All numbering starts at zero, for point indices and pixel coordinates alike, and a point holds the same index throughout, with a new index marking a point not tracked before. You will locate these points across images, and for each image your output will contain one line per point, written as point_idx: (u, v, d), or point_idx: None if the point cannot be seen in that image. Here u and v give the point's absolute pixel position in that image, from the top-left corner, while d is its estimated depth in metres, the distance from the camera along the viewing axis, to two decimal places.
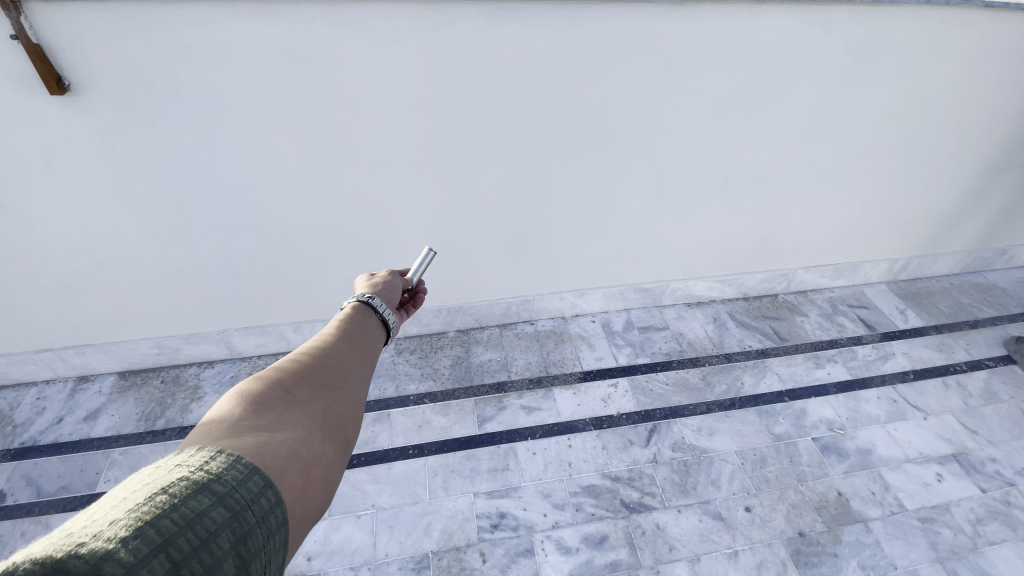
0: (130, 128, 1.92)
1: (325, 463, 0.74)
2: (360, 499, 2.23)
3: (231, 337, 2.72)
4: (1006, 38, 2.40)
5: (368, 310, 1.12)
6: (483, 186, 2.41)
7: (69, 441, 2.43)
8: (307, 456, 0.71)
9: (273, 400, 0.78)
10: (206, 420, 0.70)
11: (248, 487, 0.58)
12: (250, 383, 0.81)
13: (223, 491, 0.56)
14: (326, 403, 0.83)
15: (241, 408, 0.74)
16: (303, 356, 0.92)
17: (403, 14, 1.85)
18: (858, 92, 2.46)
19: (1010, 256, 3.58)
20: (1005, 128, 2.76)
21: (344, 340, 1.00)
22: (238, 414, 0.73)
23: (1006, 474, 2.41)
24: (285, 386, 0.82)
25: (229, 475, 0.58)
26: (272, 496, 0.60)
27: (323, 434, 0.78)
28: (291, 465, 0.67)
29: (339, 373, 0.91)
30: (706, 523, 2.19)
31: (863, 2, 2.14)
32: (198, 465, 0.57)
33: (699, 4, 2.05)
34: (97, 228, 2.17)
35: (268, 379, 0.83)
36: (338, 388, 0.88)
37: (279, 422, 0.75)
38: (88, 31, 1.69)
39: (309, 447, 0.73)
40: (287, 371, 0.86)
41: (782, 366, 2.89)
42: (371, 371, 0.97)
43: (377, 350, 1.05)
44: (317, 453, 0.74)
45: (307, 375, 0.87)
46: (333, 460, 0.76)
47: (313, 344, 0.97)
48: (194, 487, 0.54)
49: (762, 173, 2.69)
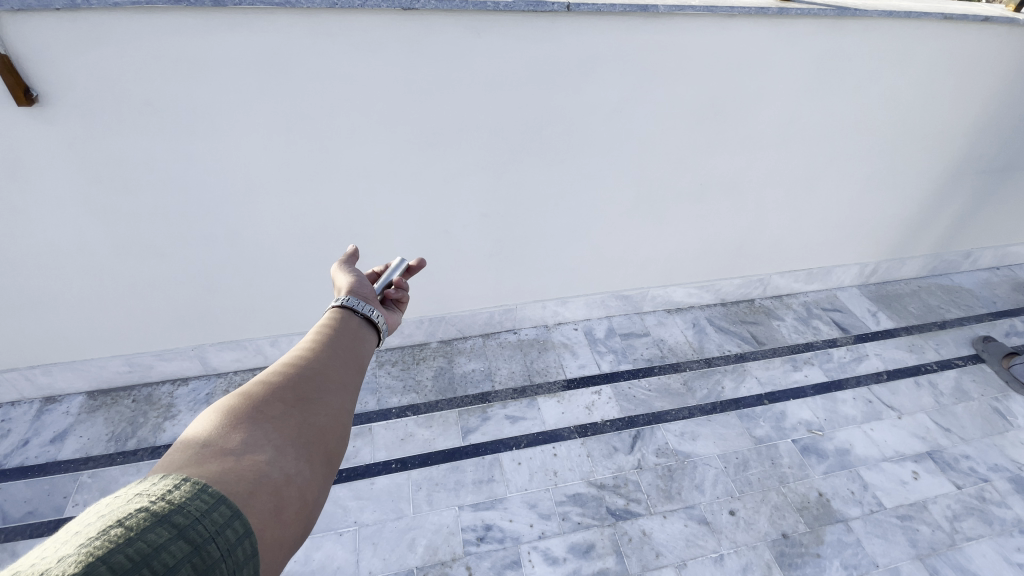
0: (100, 140, 1.87)
1: (299, 482, 0.72)
2: (342, 516, 2.18)
3: (206, 353, 2.65)
4: (962, 50, 2.52)
5: (349, 312, 1.10)
6: (463, 196, 2.41)
7: (35, 465, 2.33)
8: (279, 478, 0.69)
9: (244, 418, 0.76)
10: (176, 443, 0.68)
11: (213, 518, 0.56)
12: (224, 400, 0.79)
13: (185, 522, 0.54)
14: (302, 417, 0.81)
15: (209, 430, 0.72)
16: (279, 367, 0.89)
17: (382, 26, 1.85)
18: (826, 102, 2.54)
19: (973, 258, 3.72)
20: (965, 135, 2.88)
21: (324, 347, 0.98)
22: (209, 435, 0.71)
23: (980, 471, 2.48)
24: (259, 400, 0.80)
25: (192, 505, 0.56)
26: (239, 527, 0.58)
27: (298, 451, 0.76)
28: (260, 489, 0.65)
29: (317, 383, 0.88)
30: (691, 528, 2.20)
31: (828, 16, 2.22)
32: (160, 495, 0.55)
33: (673, 17, 2.10)
34: (65, 243, 2.11)
35: (239, 395, 0.80)
36: (316, 399, 0.85)
37: (251, 440, 0.72)
38: (57, 42, 1.65)
39: (281, 467, 0.71)
40: (260, 385, 0.84)
41: (761, 370, 2.94)
42: (353, 377, 0.95)
43: (360, 353, 1.03)
44: (290, 472, 0.72)
45: (282, 387, 0.84)
46: (308, 478, 0.74)
47: (291, 354, 0.95)
48: (153, 519, 0.52)
49: (737, 181, 2.75)
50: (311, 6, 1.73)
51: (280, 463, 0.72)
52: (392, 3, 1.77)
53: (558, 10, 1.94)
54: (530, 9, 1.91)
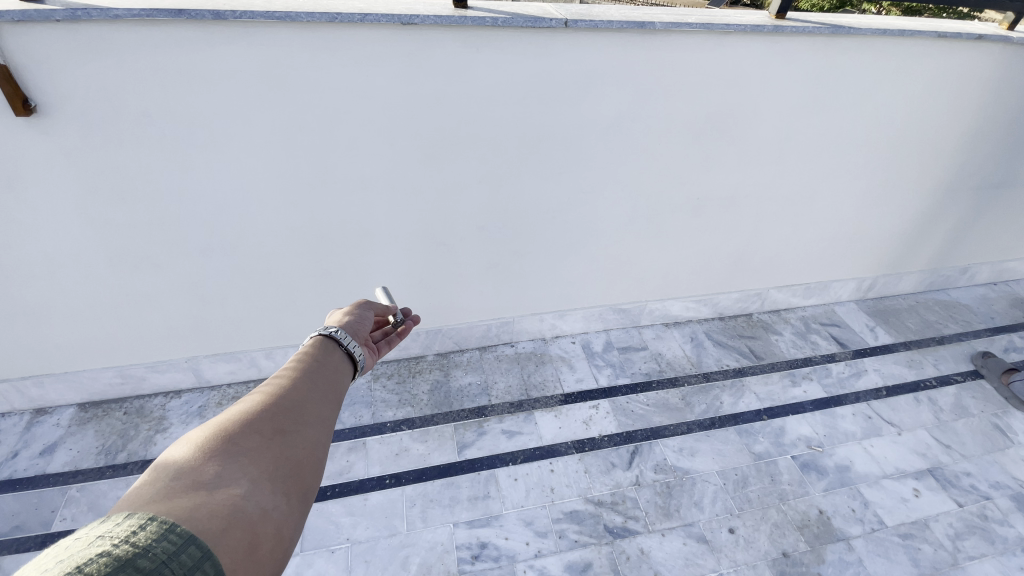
0: (98, 150, 1.87)
1: (276, 517, 0.70)
2: (334, 533, 2.14)
3: (200, 365, 2.63)
4: (955, 67, 2.55)
5: (332, 343, 1.09)
6: (462, 209, 2.42)
7: (23, 478, 2.29)
8: (254, 512, 0.68)
9: (216, 453, 0.74)
10: (140, 481, 0.66)
11: (180, 560, 0.55)
12: (196, 434, 0.78)
13: (151, 566, 0.51)
14: (278, 450, 0.80)
15: (180, 465, 0.70)
16: (254, 400, 0.88)
17: (381, 39, 1.86)
18: (822, 117, 2.55)
19: (970, 274, 3.73)
20: (960, 151, 2.90)
21: (303, 378, 0.97)
22: (179, 470, 0.69)
23: (981, 488, 2.46)
24: (232, 436, 0.78)
25: (158, 548, 0.54)
26: (210, 567, 0.57)
27: (274, 486, 0.74)
28: (233, 525, 0.64)
29: (293, 415, 0.88)
30: (691, 547, 2.16)
31: (823, 34, 2.24)
32: (123, 538, 0.53)
33: (670, 33, 2.11)
34: (59, 253, 2.09)
35: (211, 430, 0.79)
36: (293, 431, 0.84)
37: (225, 475, 0.71)
38: (56, 52, 1.65)
39: (256, 501, 0.70)
40: (234, 418, 0.83)
41: (759, 385, 2.92)
42: (331, 409, 0.94)
43: (339, 384, 1.02)
44: (266, 507, 0.70)
45: (258, 420, 0.83)
46: (287, 512, 0.72)
47: (266, 385, 0.94)
48: (118, 563, 0.50)
49: (734, 195, 2.76)
50: (311, 20, 1.74)
51: (255, 497, 0.70)
52: (391, 18, 1.78)
53: (556, 26, 1.95)
54: (529, 25, 1.92)
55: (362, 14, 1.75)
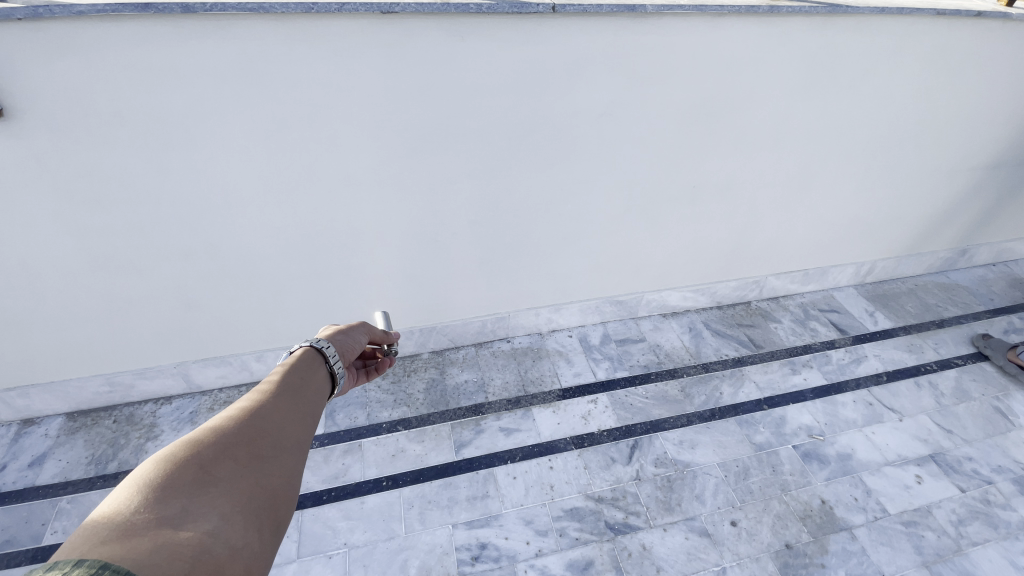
0: (71, 154, 1.80)
1: (247, 555, 0.67)
2: (331, 538, 2.11)
3: (190, 370, 2.58)
4: (957, 43, 2.47)
5: (319, 358, 1.11)
6: (452, 204, 2.35)
7: (12, 491, 2.24)
8: (222, 552, 0.65)
9: (186, 481, 0.71)
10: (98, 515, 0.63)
11: None
12: (164, 458, 0.75)
13: None
14: (252, 479, 0.77)
15: (144, 498, 0.67)
16: (230, 420, 0.86)
17: (360, 30, 1.78)
18: (819, 99, 2.49)
19: (970, 255, 3.69)
20: (959, 130, 2.84)
21: (281, 398, 0.96)
22: (140, 504, 0.66)
23: (983, 472, 2.44)
24: (203, 461, 0.76)
25: None
26: None
27: (247, 520, 0.71)
28: (197, 568, 0.61)
29: (270, 440, 0.85)
30: (693, 541, 2.14)
31: (819, 13, 2.16)
32: None
33: (660, 16, 2.04)
34: (36, 260, 2.02)
35: (181, 452, 0.76)
36: (268, 457, 0.82)
37: (192, 510, 0.68)
38: (19, 54, 1.57)
39: (226, 539, 0.66)
40: (207, 441, 0.80)
41: (759, 375, 2.88)
42: (309, 436, 0.92)
43: (317, 407, 1.01)
44: (236, 545, 0.67)
45: (233, 445, 0.81)
46: (259, 549, 0.69)
47: (242, 404, 0.91)
48: None
49: (730, 183, 2.71)
50: (285, 11, 1.66)
51: (224, 534, 0.67)
52: (370, 6, 1.71)
53: (543, 11, 1.87)
54: (514, 10, 1.84)
55: (338, 4, 1.68)
